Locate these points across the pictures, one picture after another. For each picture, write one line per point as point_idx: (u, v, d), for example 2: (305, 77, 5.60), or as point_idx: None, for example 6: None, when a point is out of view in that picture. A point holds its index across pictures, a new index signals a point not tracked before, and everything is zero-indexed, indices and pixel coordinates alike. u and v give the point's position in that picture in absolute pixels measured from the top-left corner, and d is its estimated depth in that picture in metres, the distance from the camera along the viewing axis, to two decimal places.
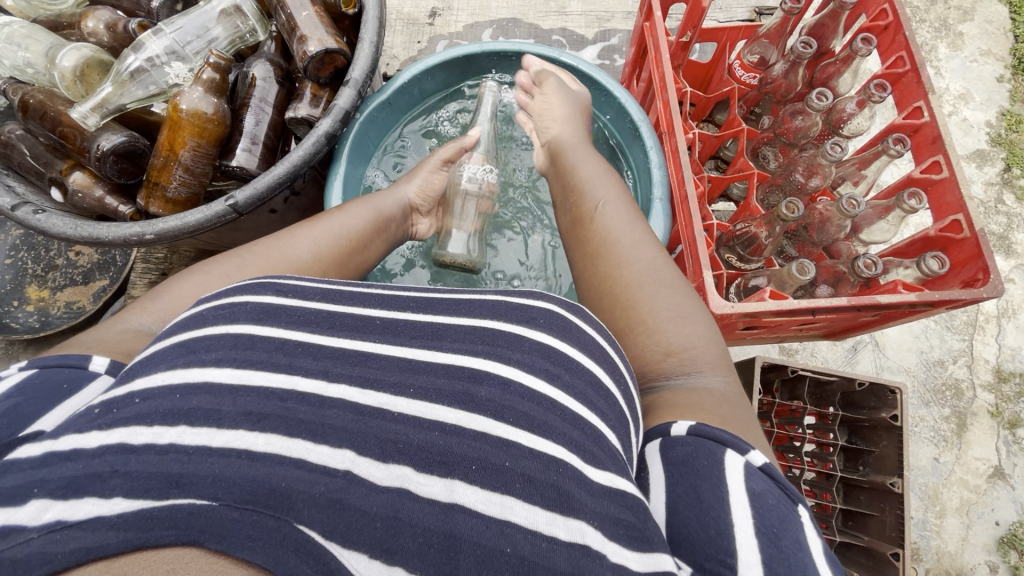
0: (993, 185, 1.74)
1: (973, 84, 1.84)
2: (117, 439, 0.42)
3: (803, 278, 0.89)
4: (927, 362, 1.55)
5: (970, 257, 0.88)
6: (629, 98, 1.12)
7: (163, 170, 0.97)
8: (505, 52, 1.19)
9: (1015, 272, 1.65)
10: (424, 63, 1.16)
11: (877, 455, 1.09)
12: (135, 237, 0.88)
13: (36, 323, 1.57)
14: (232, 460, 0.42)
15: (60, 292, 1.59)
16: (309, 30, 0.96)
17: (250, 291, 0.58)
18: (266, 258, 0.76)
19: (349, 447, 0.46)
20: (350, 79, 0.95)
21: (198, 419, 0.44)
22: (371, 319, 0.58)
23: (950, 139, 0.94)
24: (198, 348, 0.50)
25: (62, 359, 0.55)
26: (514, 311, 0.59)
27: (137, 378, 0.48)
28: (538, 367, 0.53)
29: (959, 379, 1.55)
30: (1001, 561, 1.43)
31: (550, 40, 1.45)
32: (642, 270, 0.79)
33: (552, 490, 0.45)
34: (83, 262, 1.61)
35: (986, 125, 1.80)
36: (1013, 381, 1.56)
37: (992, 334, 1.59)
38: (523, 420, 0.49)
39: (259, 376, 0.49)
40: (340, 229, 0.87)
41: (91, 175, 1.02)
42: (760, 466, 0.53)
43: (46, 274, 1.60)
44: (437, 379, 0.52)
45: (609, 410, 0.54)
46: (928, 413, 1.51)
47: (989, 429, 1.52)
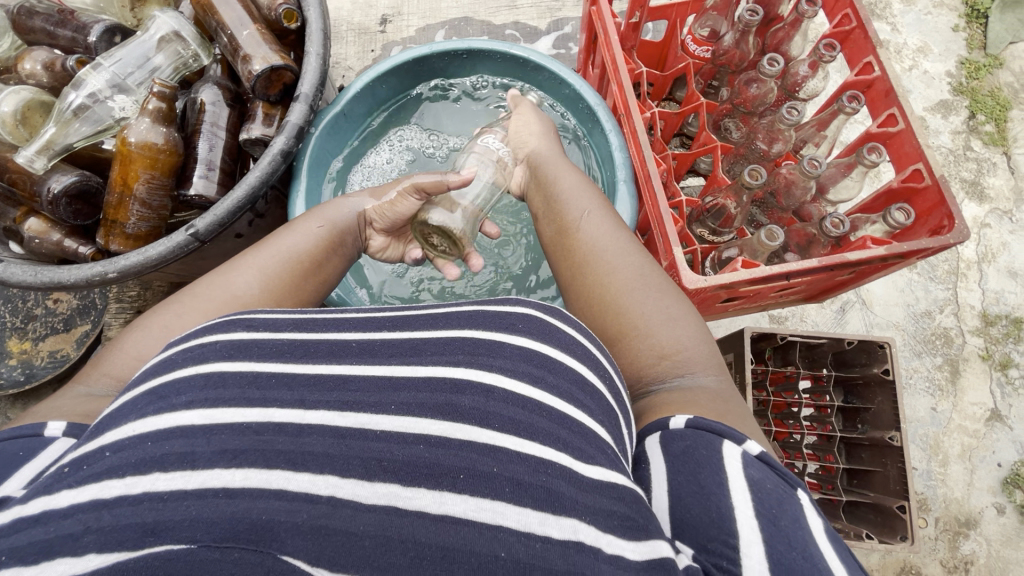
0: (960, 133, 1.76)
1: (930, 35, 1.86)
2: (89, 496, 0.40)
3: (772, 244, 0.89)
4: (915, 314, 1.57)
5: (934, 204, 0.90)
6: (583, 84, 1.12)
7: (119, 207, 0.95)
8: (455, 52, 1.18)
9: (990, 217, 1.67)
10: (374, 71, 1.15)
11: (873, 411, 1.10)
12: (99, 276, 0.87)
13: (21, 376, 1.54)
14: (209, 498, 0.41)
15: (42, 342, 1.56)
16: (252, 49, 0.96)
17: (222, 328, 0.58)
18: (202, 301, 0.73)
19: (331, 471, 0.45)
20: (301, 94, 0.94)
21: (171, 464, 0.43)
22: (349, 342, 0.59)
23: (902, 90, 0.96)
24: (167, 394, 0.49)
25: (15, 431, 0.55)
26: (494, 320, 0.61)
27: (105, 432, 0.47)
28: (522, 372, 0.55)
29: (947, 328, 1.57)
30: (1007, 501, 1.44)
31: (502, 35, 1.45)
32: (630, 277, 0.78)
33: (542, 491, 0.46)
34: (62, 309, 1.58)
35: (947, 76, 1.82)
36: (1000, 324, 1.58)
37: (975, 280, 1.61)
38: (508, 424, 0.50)
39: (234, 413, 0.48)
40: (280, 253, 0.81)
41: (46, 220, 1.00)
42: (757, 455, 0.54)
43: (25, 326, 1.57)
44: (419, 393, 0.52)
45: (596, 407, 0.56)
46: (921, 363, 1.53)
47: (981, 373, 1.54)
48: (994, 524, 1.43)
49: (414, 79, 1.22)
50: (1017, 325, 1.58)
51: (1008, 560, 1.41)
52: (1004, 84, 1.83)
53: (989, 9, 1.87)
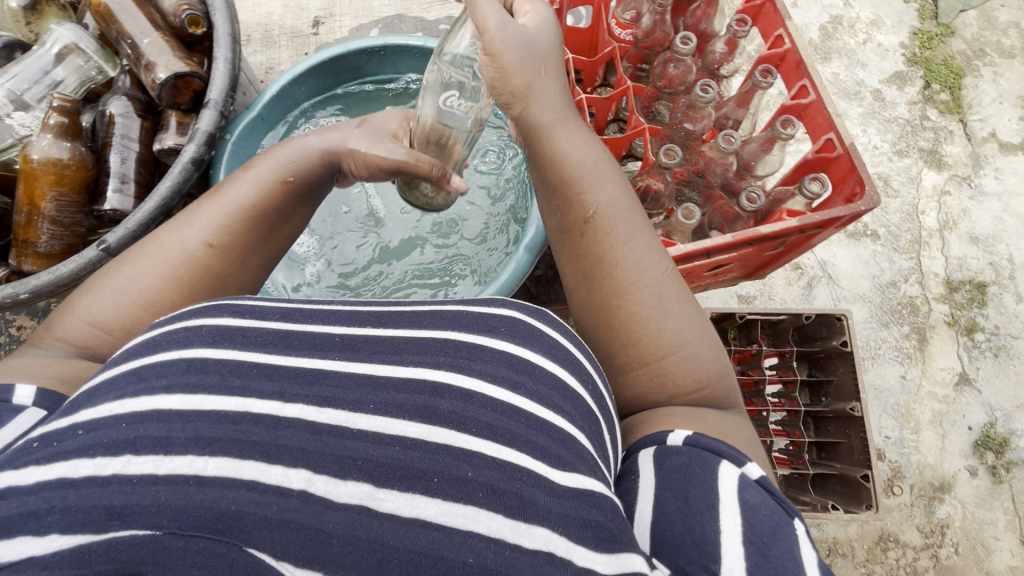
0: (916, 103, 1.77)
1: (882, 8, 1.88)
2: (58, 474, 0.40)
3: (689, 222, 0.90)
4: (880, 285, 1.59)
5: (846, 173, 0.91)
6: None
7: (29, 226, 0.97)
8: (373, 48, 1.17)
9: (949, 184, 1.69)
10: (291, 73, 1.14)
11: (836, 383, 1.11)
12: (8, 297, 0.87)
13: None
14: (179, 487, 0.40)
15: None
16: (155, 58, 1.01)
17: (207, 313, 0.56)
18: (151, 259, 0.69)
19: (304, 466, 0.44)
20: (210, 100, 0.98)
21: (144, 446, 0.43)
22: (332, 336, 0.57)
23: (812, 61, 0.96)
24: (148, 374, 0.49)
25: None
26: (476, 321, 0.60)
27: (83, 410, 0.47)
28: (502, 377, 0.55)
29: (913, 297, 1.58)
30: (979, 463, 1.46)
31: (436, 30, 1.44)
32: (660, 295, 0.70)
33: (514, 498, 0.46)
34: None
35: (901, 47, 1.83)
36: (964, 289, 1.60)
37: (938, 248, 1.63)
38: (485, 429, 0.50)
39: (212, 401, 0.47)
40: (230, 201, 0.74)
41: None
42: (758, 478, 0.54)
43: None
44: (398, 394, 0.52)
45: (574, 412, 0.57)
46: (889, 333, 1.55)
47: (948, 338, 1.56)
48: (968, 486, 1.45)
49: (335, 78, 1.21)
50: (980, 289, 1.60)
51: (983, 520, 1.42)
52: (957, 52, 1.84)
53: None
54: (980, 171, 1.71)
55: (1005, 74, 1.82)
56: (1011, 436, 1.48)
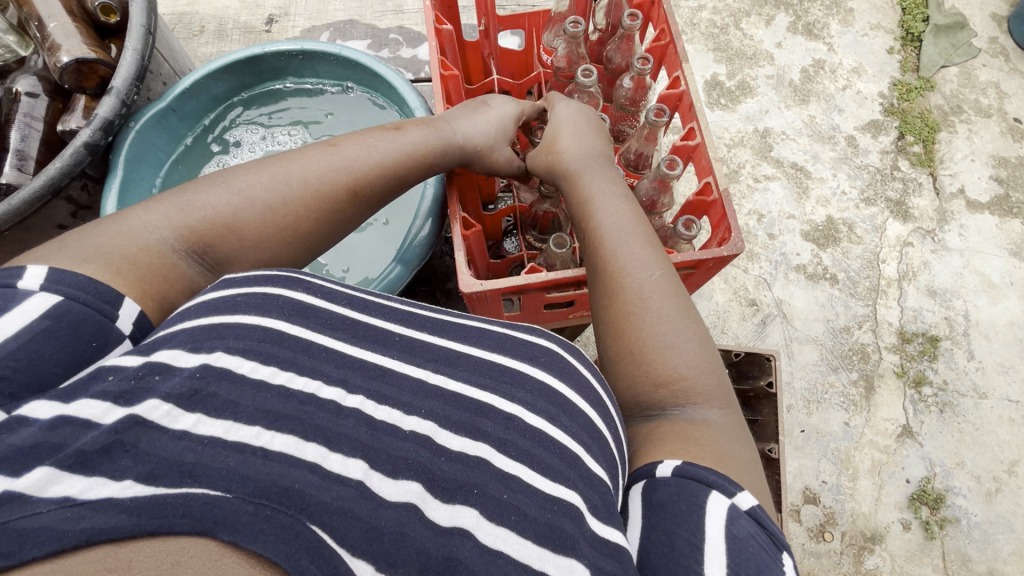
0: (888, 153, 1.79)
1: (864, 57, 1.91)
2: (133, 413, 0.45)
3: (561, 251, 0.89)
4: (834, 329, 1.59)
5: (720, 219, 0.89)
6: (403, 86, 1.20)
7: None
8: (291, 52, 1.29)
9: (913, 236, 1.70)
10: (207, 69, 1.25)
11: (760, 423, 1.11)
12: None
13: None
14: (247, 455, 0.45)
15: None
16: (62, 42, 1.12)
17: (284, 284, 0.62)
18: (286, 182, 0.73)
19: (361, 457, 0.49)
20: (113, 88, 1.09)
21: (216, 409, 0.48)
22: (392, 333, 0.64)
23: (702, 105, 0.93)
24: (225, 334, 0.54)
25: (85, 294, 0.53)
26: (519, 348, 0.67)
27: (159, 349, 0.51)
28: (540, 408, 0.60)
29: (864, 344, 1.59)
30: (913, 517, 1.45)
31: (386, 38, 1.57)
32: (638, 294, 0.77)
33: (546, 528, 0.50)
34: None
35: (879, 96, 1.85)
36: (916, 341, 1.60)
37: (895, 298, 1.63)
38: (522, 455, 0.54)
39: (299, 381, 0.53)
40: (364, 159, 0.80)
41: None
42: (748, 509, 0.57)
43: None
44: (446, 406, 0.57)
45: (602, 454, 0.61)
46: (837, 378, 1.55)
47: (896, 389, 1.56)
48: (899, 539, 1.44)
49: (254, 75, 1.32)
50: (932, 343, 1.60)
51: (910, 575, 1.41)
52: (934, 106, 1.86)
53: (923, 33, 1.92)
54: (944, 225, 1.72)
55: (980, 132, 1.84)
56: (947, 493, 1.48)
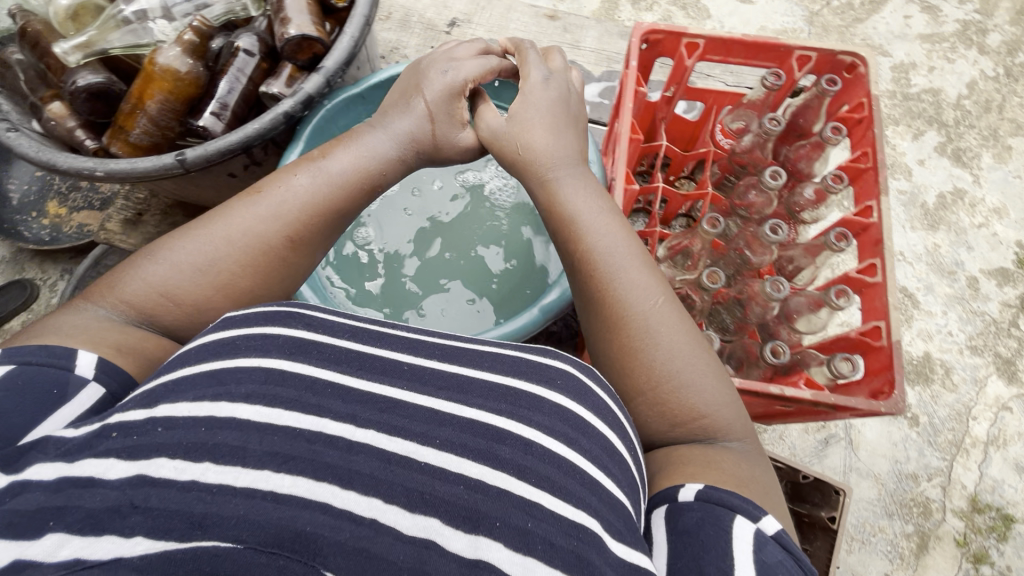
0: (1010, 307, 1.66)
1: (1012, 200, 1.78)
2: (138, 471, 0.51)
3: None
4: (900, 473, 1.48)
5: (882, 367, 0.92)
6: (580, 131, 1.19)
7: (130, 116, 1.13)
8: None
9: (1014, 402, 1.57)
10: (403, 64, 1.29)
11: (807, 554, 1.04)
12: (87, 171, 1.05)
13: (46, 238, 1.68)
14: (260, 501, 0.50)
15: (77, 213, 1.72)
16: (292, 16, 1.13)
17: (284, 323, 0.69)
18: (213, 243, 0.80)
19: (376, 495, 0.54)
20: (324, 67, 1.12)
21: (223, 457, 0.53)
22: (400, 363, 0.69)
23: (890, 246, 0.99)
24: (227, 381, 0.60)
25: (44, 359, 0.62)
26: (535, 372, 0.71)
27: (160, 404, 0.58)
28: (559, 431, 0.63)
29: (929, 499, 1.47)
30: None
31: None
32: (644, 327, 0.81)
33: (572, 556, 0.53)
34: (104, 190, 1.75)
35: (1016, 245, 1.73)
36: (987, 514, 1.47)
37: (976, 460, 1.51)
38: (543, 482, 0.58)
39: (290, 417, 0.59)
40: (298, 200, 0.86)
41: (67, 107, 1.16)
42: (771, 534, 0.61)
43: (67, 194, 1.73)
44: (462, 434, 0.62)
45: (622, 478, 0.64)
46: (889, 525, 1.44)
47: (951, 558, 1.43)
48: None
49: None
50: (1005, 521, 1.47)
51: None
52: None
53: None
54: None
55: None
56: None
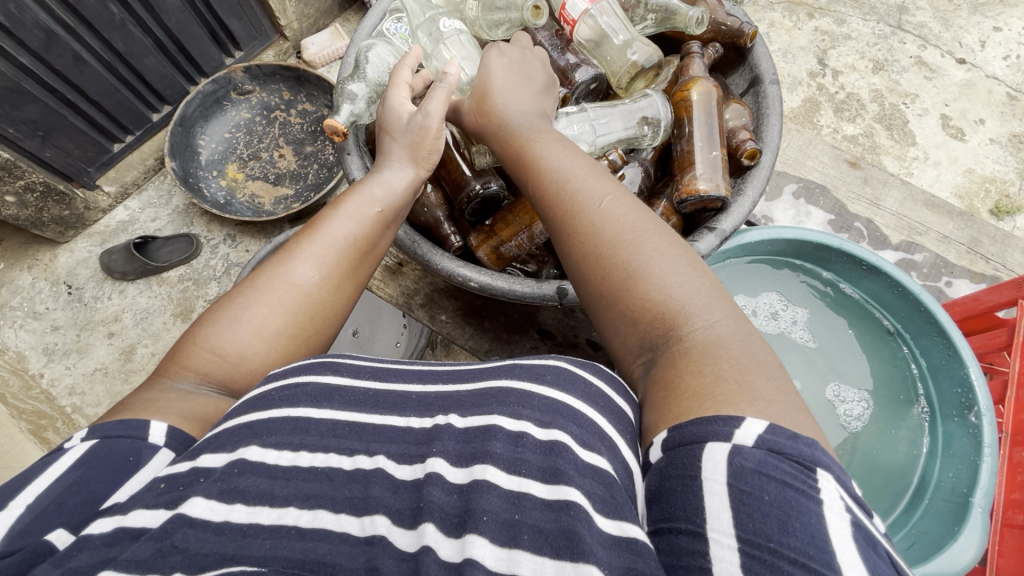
0: None
1: None
2: (177, 514, 0.45)
3: None
4: None
5: None
6: (980, 379, 0.96)
7: (509, 225, 0.83)
8: (860, 259, 1.06)
9: None
10: (777, 232, 1.07)
11: None
12: (460, 280, 0.75)
13: (221, 199, 1.72)
14: (282, 537, 0.44)
15: (252, 182, 1.77)
16: (705, 167, 0.78)
17: (313, 371, 0.58)
18: (268, 301, 0.66)
19: (383, 513, 0.45)
20: (718, 227, 0.73)
21: (253, 498, 0.46)
22: (410, 395, 0.56)
23: None
24: (260, 431, 0.51)
25: (124, 428, 0.53)
26: (523, 370, 0.55)
27: (203, 454, 0.50)
28: (545, 424, 0.49)
29: None
30: None
31: (851, 225, 1.36)
32: (629, 267, 0.60)
33: (562, 539, 0.42)
34: (281, 166, 1.79)
35: None
36: None
37: None
38: (535, 471, 0.46)
39: (319, 459, 0.50)
40: (331, 235, 0.69)
41: (441, 195, 0.90)
42: (749, 447, 0.42)
43: (248, 161, 1.79)
44: (457, 444, 0.49)
45: (614, 457, 0.48)
46: None
47: None
48: None
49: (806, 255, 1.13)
50: None
51: None
52: None
53: None
54: None
55: None
56: None
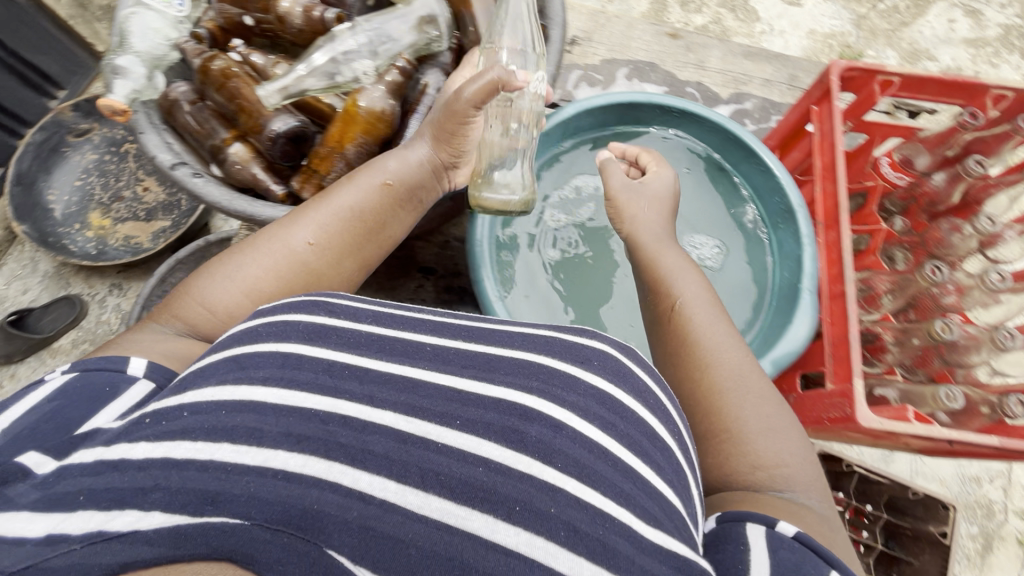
0: None
1: None
2: (161, 453, 0.50)
3: (950, 405, 0.87)
4: (964, 476, 1.53)
5: None
6: (787, 178, 1.09)
7: (325, 161, 0.93)
8: (668, 107, 1.17)
9: None
10: (587, 104, 1.14)
11: (915, 566, 1.07)
12: None
13: (93, 251, 1.60)
14: (268, 478, 0.49)
15: (122, 225, 1.64)
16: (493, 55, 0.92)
17: (307, 309, 0.66)
18: (258, 263, 0.75)
19: (390, 475, 0.51)
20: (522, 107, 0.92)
21: (239, 437, 0.51)
22: (424, 345, 0.65)
23: None
24: (246, 364, 0.58)
25: (103, 363, 0.60)
26: (568, 351, 0.66)
27: (188, 390, 0.56)
28: (594, 414, 0.59)
29: (993, 500, 1.52)
30: None
31: (682, 91, 1.43)
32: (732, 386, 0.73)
33: (597, 543, 0.49)
34: (149, 201, 1.67)
35: None
36: None
37: None
38: (570, 466, 0.54)
39: (309, 399, 0.56)
40: (336, 203, 0.80)
41: (251, 149, 0.94)
42: None
43: (111, 205, 1.66)
44: (488, 413, 0.58)
45: (666, 465, 0.59)
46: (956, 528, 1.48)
47: (1014, 557, 1.48)
48: None
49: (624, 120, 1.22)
50: None
51: None
52: None
53: None
54: None
55: None
56: None
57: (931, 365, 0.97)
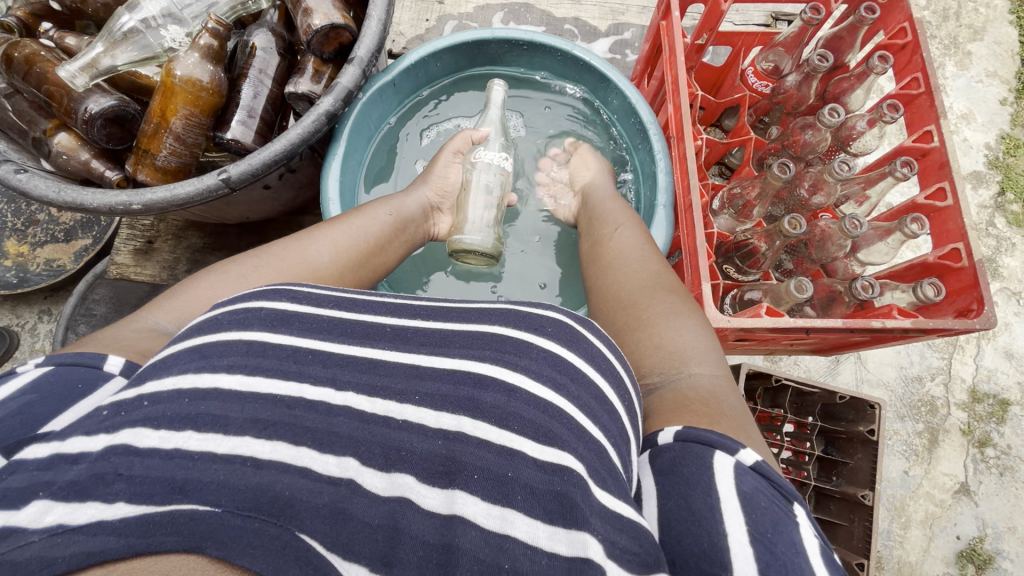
0: (986, 208, 1.75)
1: (976, 104, 1.84)
2: (122, 441, 0.43)
3: (800, 295, 0.93)
4: (906, 377, 1.58)
5: (965, 287, 0.94)
6: (638, 98, 1.16)
7: (153, 137, 0.97)
8: (518, 41, 1.23)
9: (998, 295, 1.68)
10: (432, 47, 1.20)
11: (850, 466, 1.12)
12: (123, 206, 0.88)
13: (14, 279, 1.56)
14: (237, 466, 0.43)
15: (40, 249, 1.58)
16: (316, 3, 0.95)
17: (268, 296, 0.60)
18: (269, 262, 0.76)
19: (352, 455, 0.47)
20: (355, 57, 0.95)
21: (205, 425, 0.46)
22: (383, 326, 0.61)
23: (957, 166, 0.99)
24: (210, 353, 0.52)
25: (78, 357, 0.55)
26: (523, 320, 0.61)
27: (149, 381, 0.50)
28: (546, 377, 0.55)
29: (935, 397, 1.58)
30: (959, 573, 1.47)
31: (561, 29, 1.43)
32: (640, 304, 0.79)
33: (553, 503, 0.46)
34: (64, 220, 1.60)
35: (984, 147, 1.80)
36: (986, 402, 1.59)
37: (972, 354, 1.62)
38: (526, 428, 0.50)
39: (270, 383, 0.51)
40: (352, 229, 0.89)
41: (76, 137, 1.02)
42: (753, 465, 0.52)
43: (26, 230, 1.59)
44: (443, 386, 0.54)
45: (612, 427, 0.54)
46: (902, 427, 1.55)
47: (959, 446, 1.55)
48: None
49: (473, 58, 1.27)
50: (1002, 406, 1.60)
51: None
52: None
53: None
54: None
55: None
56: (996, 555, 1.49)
57: (806, 265, 1.10)
